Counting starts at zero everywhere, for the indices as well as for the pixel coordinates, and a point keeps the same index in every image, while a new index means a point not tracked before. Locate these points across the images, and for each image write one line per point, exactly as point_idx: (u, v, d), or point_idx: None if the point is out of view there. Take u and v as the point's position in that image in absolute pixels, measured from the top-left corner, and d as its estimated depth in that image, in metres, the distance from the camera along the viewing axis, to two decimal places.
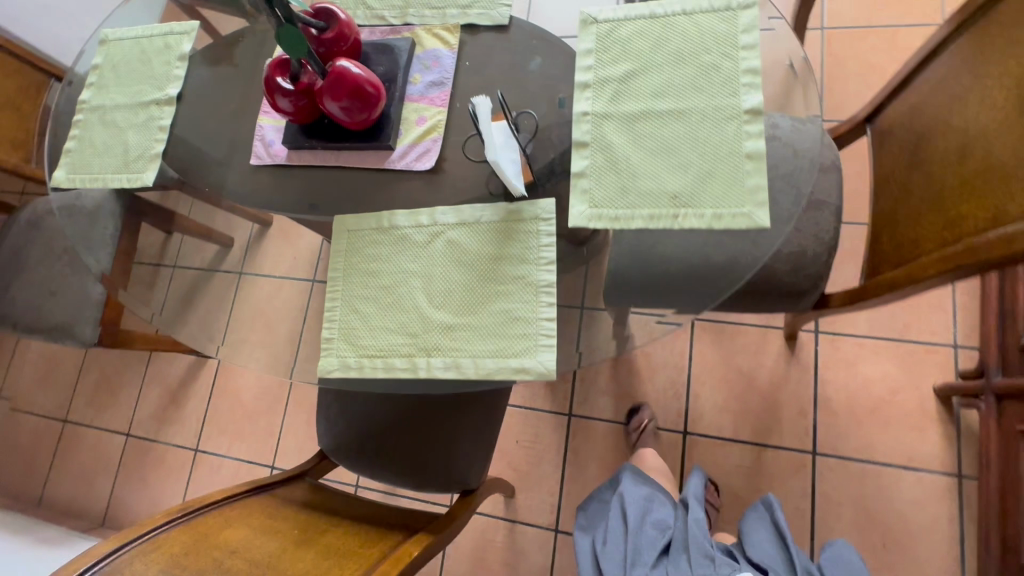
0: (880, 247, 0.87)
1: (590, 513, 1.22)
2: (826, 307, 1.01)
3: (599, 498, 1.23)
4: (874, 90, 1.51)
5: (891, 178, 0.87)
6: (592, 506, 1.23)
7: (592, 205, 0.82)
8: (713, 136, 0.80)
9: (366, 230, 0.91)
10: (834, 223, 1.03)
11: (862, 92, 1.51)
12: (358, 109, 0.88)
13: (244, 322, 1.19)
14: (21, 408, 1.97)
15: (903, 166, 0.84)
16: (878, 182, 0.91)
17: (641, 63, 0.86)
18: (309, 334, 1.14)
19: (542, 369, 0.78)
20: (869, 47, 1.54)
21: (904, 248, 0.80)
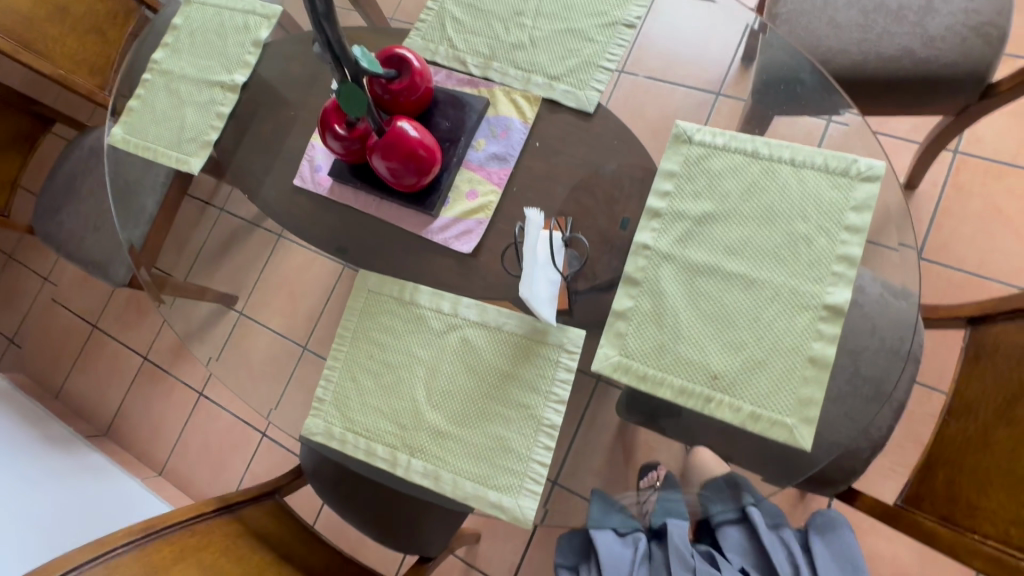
0: (931, 476, 0.84)
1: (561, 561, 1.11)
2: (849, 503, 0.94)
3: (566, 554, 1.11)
4: (994, 240, 1.32)
5: (975, 412, 0.82)
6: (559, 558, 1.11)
7: (622, 354, 0.74)
8: (778, 323, 0.70)
9: (385, 297, 0.86)
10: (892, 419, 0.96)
11: (977, 238, 1.32)
12: (407, 175, 0.81)
13: (269, 288, 1.28)
14: (60, 301, 2.09)
15: (994, 411, 0.79)
16: (957, 404, 0.86)
17: (725, 208, 0.75)
18: (324, 323, 1.19)
19: (519, 515, 0.74)
20: (1004, 189, 1.33)
21: (957, 505, 0.77)
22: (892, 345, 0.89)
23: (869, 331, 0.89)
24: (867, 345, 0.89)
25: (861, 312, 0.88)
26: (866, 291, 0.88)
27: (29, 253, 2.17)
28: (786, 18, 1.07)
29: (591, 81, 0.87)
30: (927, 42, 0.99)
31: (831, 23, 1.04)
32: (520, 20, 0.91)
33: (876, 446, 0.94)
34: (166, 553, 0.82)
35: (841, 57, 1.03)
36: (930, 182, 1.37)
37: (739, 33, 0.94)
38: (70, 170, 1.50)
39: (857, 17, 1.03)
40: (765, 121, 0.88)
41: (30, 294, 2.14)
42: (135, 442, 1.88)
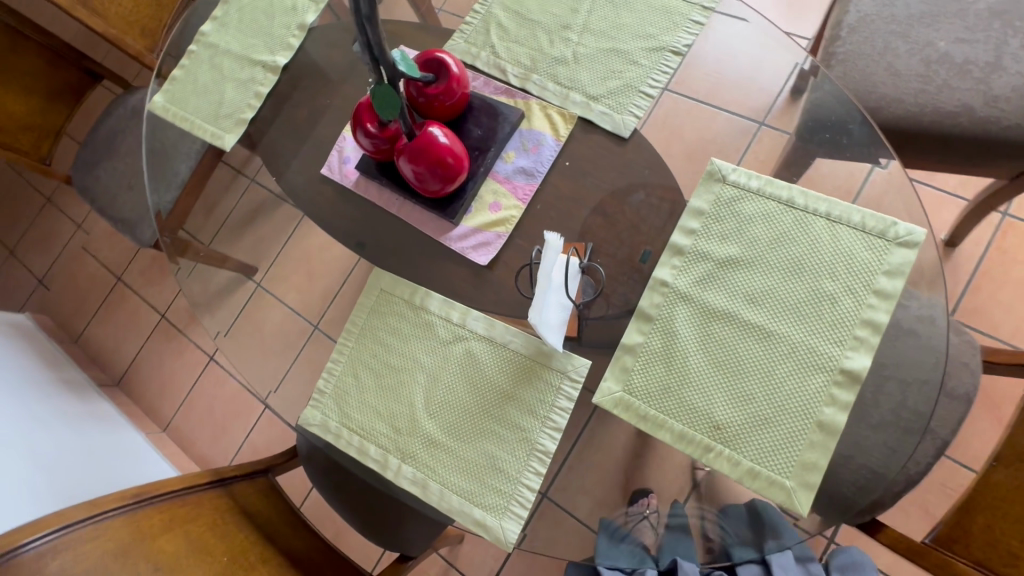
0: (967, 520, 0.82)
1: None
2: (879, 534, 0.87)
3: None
4: None
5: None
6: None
7: (625, 390, 0.73)
8: (790, 381, 0.68)
9: (396, 298, 0.86)
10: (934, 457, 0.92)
11: (1016, 306, 1.26)
12: (432, 181, 0.81)
13: None
14: (90, 250, 2.15)
15: None
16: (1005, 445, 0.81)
17: (750, 255, 0.73)
18: (338, 308, 1.20)
19: (501, 536, 0.73)
20: None
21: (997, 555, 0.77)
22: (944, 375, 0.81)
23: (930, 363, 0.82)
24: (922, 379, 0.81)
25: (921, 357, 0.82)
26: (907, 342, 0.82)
27: (68, 200, 2.24)
28: (844, 58, 1.03)
29: (630, 106, 0.85)
30: (989, 101, 0.94)
31: (889, 69, 1.00)
32: (566, 35, 0.90)
33: (913, 479, 0.91)
34: (156, 520, 0.83)
35: (895, 107, 0.99)
36: (973, 242, 1.31)
37: (788, 72, 0.91)
38: (111, 128, 1.53)
39: (918, 66, 0.99)
40: (804, 168, 0.85)
41: (63, 239, 2.21)
42: (144, 396, 1.93)
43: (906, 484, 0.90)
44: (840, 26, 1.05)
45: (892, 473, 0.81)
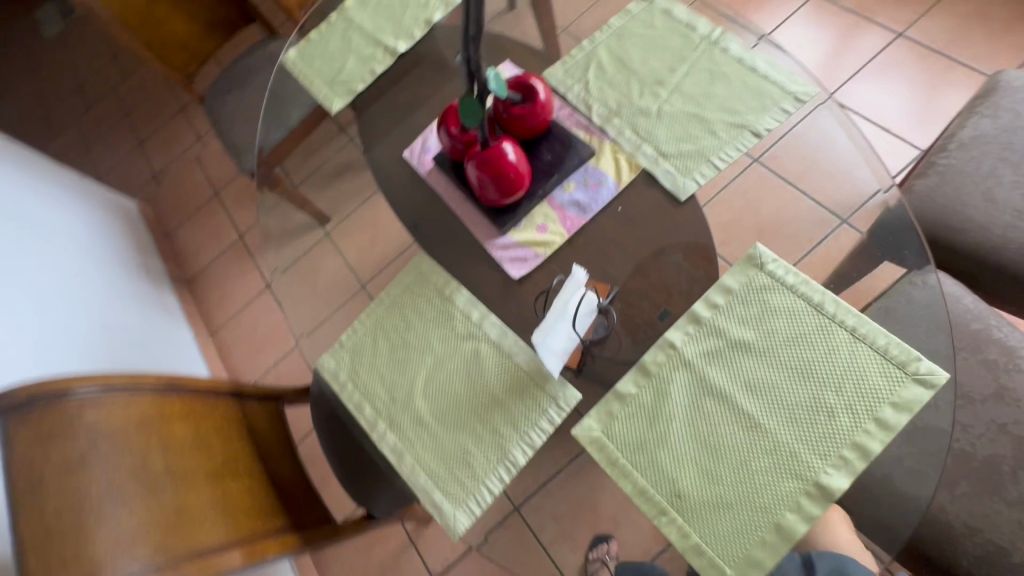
0: None
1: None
2: None
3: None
4: None
5: None
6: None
7: (604, 432, 0.76)
8: (762, 477, 0.69)
9: (430, 284, 0.94)
10: None
11: None
12: (490, 190, 0.88)
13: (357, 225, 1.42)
14: (201, 162, 2.42)
15: None
16: None
17: (764, 345, 0.74)
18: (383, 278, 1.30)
19: (450, 524, 0.79)
20: None
21: None
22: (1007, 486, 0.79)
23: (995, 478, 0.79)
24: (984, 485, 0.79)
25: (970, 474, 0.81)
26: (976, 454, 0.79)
27: (199, 114, 2.54)
28: (939, 179, 0.99)
29: (695, 172, 0.88)
30: None
31: (981, 204, 0.96)
32: (657, 89, 0.94)
33: None
34: (176, 409, 0.94)
35: (975, 244, 0.95)
36: None
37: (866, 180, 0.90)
38: (249, 64, 1.73)
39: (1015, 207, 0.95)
40: (849, 278, 0.85)
41: (183, 146, 2.50)
42: (203, 299, 2.14)
43: None
44: (944, 147, 1.02)
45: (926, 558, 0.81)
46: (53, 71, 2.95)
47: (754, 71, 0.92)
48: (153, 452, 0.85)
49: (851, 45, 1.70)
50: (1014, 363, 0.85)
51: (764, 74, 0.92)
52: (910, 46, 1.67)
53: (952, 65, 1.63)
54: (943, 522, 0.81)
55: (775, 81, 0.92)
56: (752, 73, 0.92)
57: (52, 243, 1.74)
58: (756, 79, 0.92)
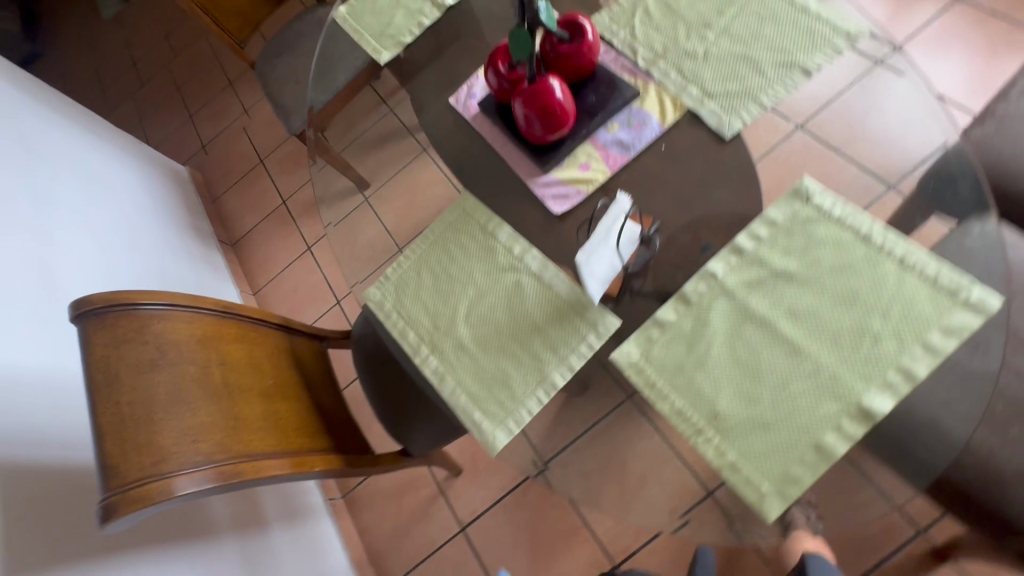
0: None
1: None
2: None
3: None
4: None
5: None
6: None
7: (642, 356, 0.78)
8: (802, 399, 0.69)
9: (474, 220, 0.97)
10: None
11: None
12: (537, 128, 0.90)
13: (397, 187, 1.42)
14: (248, 132, 2.51)
15: None
16: None
17: (807, 274, 0.74)
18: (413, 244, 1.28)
19: (489, 441, 0.82)
20: None
21: None
22: None
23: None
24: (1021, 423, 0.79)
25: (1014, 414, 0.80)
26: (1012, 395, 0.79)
27: (246, 87, 2.63)
28: (997, 128, 0.96)
29: (741, 110, 0.88)
30: None
31: None
32: (704, 32, 0.94)
33: None
34: (232, 333, 1.00)
35: None
36: None
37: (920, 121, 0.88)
38: (298, 29, 1.79)
39: None
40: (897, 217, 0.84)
41: (231, 117, 2.60)
42: (247, 261, 2.24)
43: None
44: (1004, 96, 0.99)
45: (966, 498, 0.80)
46: (112, 46, 3.11)
47: (805, 12, 0.92)
48: (212, 365, 0.91)
49: (906, 10, 1.65)
50: None
51: (815, 14, 0.92)
52: (970, 12, 1.61)
53: (1015, 30, 1.57)
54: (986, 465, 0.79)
55: (826, 22, 0.91)
56: (803, 14, 0.92)
57: (110, 199, 1.85)
58: (807, 21, 0.92)
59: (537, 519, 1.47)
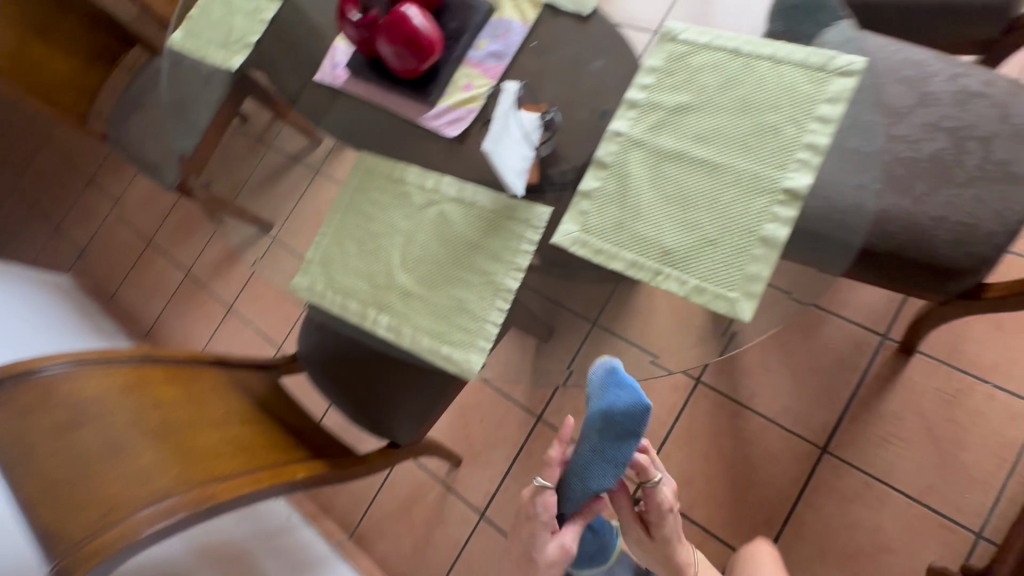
0: None
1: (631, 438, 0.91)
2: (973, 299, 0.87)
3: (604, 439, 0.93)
4: None
5: None
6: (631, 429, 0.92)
7: (582, 229, 0.78)
8: (736, 205, 0.71)
9: (379, 175, 0.93)
10: None
11: None
12: (410, 62, 0.90)
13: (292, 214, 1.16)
14: (124, 219, 2.32)
15: None
16: None
17: (700, 100, 0.78)
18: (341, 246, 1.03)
19: (466, 368, 0.78)
20: None
21: None
22: (944, 164, 0.86)
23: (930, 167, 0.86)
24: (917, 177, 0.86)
25: (914, 172, 0.86)
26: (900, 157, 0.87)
27: (107, 179, 2.43)
28: None
29: None
30: None
31: None
32: None
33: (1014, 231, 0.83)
34: (161, 377, 0.90)
35: None
36: None
37: None
38: (140, 86, 1.68)
39: None
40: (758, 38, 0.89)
41: (102, 211, 2.39)
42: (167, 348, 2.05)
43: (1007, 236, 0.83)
44: None
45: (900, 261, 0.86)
46: None
47: None
48: (148, 408, 0.81)
49: None
50: (928, 69, 0.90)
51: None
52: None
53: None
54: (909, 223, 0.85)
55: None
56: None
57: None
58: None
59: None
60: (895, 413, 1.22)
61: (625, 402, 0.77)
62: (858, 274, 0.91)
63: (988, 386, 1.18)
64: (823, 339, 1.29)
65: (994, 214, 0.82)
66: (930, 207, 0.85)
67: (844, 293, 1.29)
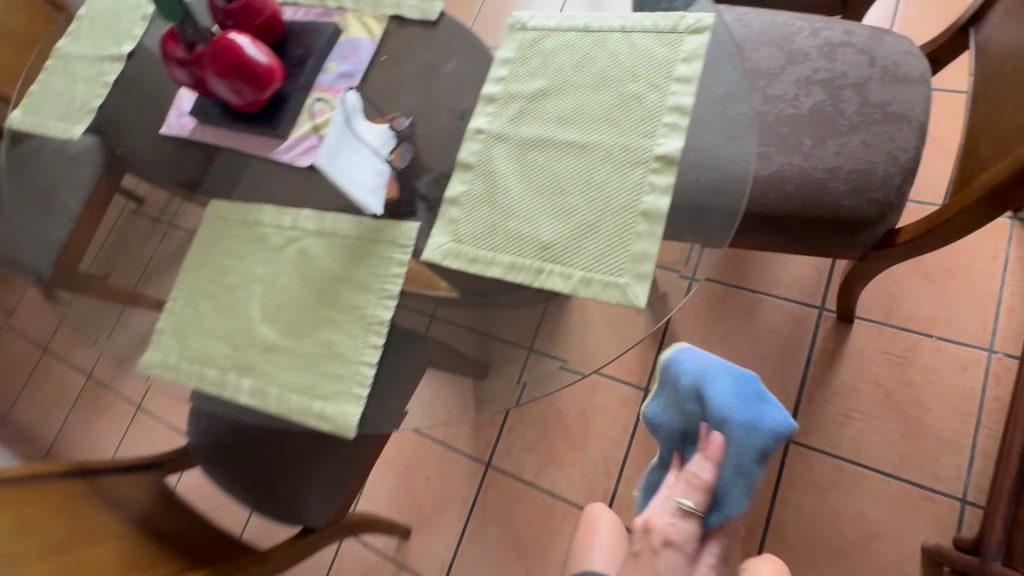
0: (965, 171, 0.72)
1: (745, 392, 0.83)
2: (889, 247, 0.81)
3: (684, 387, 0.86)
4: (945, 158, 1.19)
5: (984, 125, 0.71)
6: (723, 397, 0.81)
7: (454, 239, 0.68)
8: (609, 183, 0.64)
9: (234, 222, 0.82)
10: (918, 143, 0.80)
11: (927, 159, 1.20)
12: (247, 92, 0.81)
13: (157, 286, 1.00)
14: (14, 328, 2.09)
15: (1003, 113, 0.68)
16: (970, 139, 0.73)
17: (558, 82, 0.71)
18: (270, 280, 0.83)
19: (343, 424, 0.66)
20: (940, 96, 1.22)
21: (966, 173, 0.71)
22: (825, 116, 0.82)
23: (812, 121, 0.82)
24: (802, 133, 0.82)
25: (798, 129, 0.82)
26: (779, 118, 0.84)
27: None
28: None
29: None
30: None
31: None
32: None
33: (908, 170, 0.79)
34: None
35: None
36: None
37: None
38: None
39: None
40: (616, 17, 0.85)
41: None
42: None
43: (902, 175, 0.79)
44: None
45: (802, 219, 0.81)
46: None
47: None
48: None
49: None
50: (790, 28, 0.89)
51: None
52: None
53: None
54: (804, 179, 0.80)
55: None
56: None
57: None
58: None
59: (510, 525, 1.28)
60: (850, 386, 1.15)
61: (776, 421, 0.81)
62: (764, 242, 0.85)
63: (933, 339, 1.13)
64: (762, 322, 1.22)
65: (884, 155, 0.78)
66: (821, 161, 0.80)
67: (772, 271, 1.24)
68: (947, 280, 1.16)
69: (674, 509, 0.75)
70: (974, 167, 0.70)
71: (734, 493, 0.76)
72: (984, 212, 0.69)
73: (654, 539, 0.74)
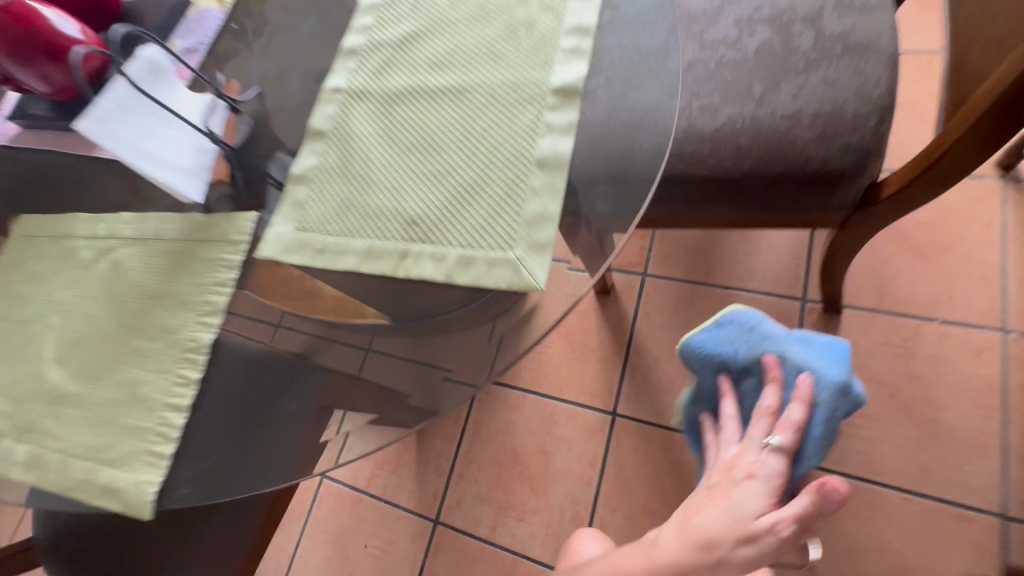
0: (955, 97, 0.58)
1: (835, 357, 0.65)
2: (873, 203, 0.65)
3: (764, 334, 0.66)
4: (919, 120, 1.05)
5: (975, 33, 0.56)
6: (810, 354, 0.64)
7: (299, 227, 0.51)
8: (494, 130, 0.47)
9: (39, 238, 0.63)
10: (892, 76, 0.65)
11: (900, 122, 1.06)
12: (55, 73, 0.59)
13: None
14: None
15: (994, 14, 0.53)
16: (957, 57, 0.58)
17: (432, 22, 0.56)
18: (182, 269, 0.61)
19: (136, 500, 0.47)
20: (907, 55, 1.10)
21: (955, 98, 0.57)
22: (776, 55, 0.68)
23: (761, 63, 0.68)
24: (751, 78, 0.67)
25: (745, 73, 0.68)
26: (720, 64, 0.69)
27: None
28: None
29: None
30: None
31: None
32: None
33: (884, 107, 0.64)
34: None
35: None
36: None
37: None
38: None
39: None
40: None
41: None
42: None
43: (879, 114, 0.63)
44: None
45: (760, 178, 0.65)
46: None
47: None
48: None
49: None
50: None
51: None
52: None
53: None
54: (759, 129, 0.65)
55: None
56: None
57: None
58: None
59: None
60: None
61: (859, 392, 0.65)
62: (715, 214, 0.70)
63: (937, 324, 0.97)
64: None
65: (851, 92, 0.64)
66: (777, 106, 0.65)
67: (744, 263, 1.08)
68: (943, 255, 1.00)
69: (760, 446, 0.61)
70: (967, 85, 0.55)
71: (823, 447, 0.63)
72: (985, 139, 0.54)
73: (737, 471, 0.60)
